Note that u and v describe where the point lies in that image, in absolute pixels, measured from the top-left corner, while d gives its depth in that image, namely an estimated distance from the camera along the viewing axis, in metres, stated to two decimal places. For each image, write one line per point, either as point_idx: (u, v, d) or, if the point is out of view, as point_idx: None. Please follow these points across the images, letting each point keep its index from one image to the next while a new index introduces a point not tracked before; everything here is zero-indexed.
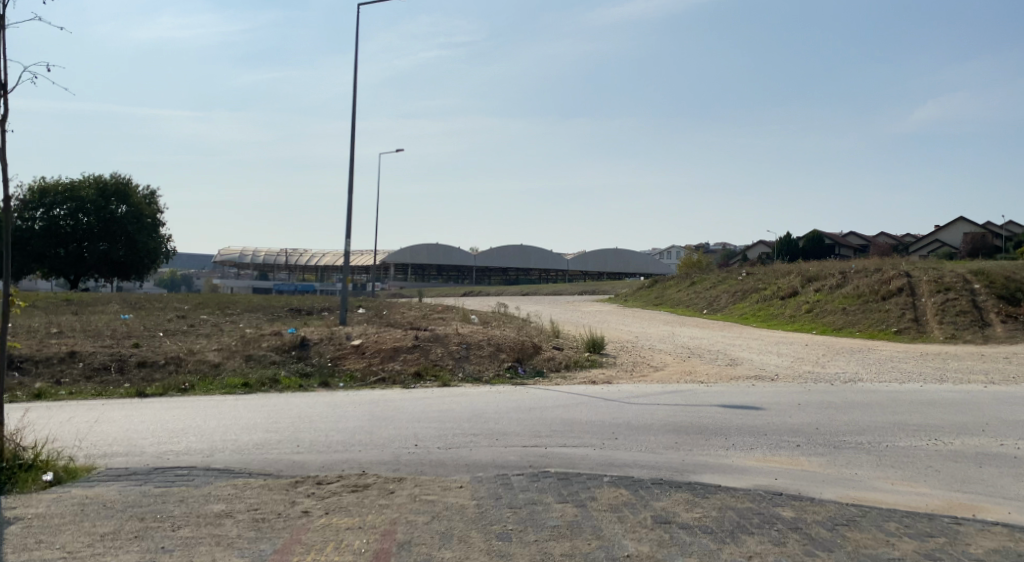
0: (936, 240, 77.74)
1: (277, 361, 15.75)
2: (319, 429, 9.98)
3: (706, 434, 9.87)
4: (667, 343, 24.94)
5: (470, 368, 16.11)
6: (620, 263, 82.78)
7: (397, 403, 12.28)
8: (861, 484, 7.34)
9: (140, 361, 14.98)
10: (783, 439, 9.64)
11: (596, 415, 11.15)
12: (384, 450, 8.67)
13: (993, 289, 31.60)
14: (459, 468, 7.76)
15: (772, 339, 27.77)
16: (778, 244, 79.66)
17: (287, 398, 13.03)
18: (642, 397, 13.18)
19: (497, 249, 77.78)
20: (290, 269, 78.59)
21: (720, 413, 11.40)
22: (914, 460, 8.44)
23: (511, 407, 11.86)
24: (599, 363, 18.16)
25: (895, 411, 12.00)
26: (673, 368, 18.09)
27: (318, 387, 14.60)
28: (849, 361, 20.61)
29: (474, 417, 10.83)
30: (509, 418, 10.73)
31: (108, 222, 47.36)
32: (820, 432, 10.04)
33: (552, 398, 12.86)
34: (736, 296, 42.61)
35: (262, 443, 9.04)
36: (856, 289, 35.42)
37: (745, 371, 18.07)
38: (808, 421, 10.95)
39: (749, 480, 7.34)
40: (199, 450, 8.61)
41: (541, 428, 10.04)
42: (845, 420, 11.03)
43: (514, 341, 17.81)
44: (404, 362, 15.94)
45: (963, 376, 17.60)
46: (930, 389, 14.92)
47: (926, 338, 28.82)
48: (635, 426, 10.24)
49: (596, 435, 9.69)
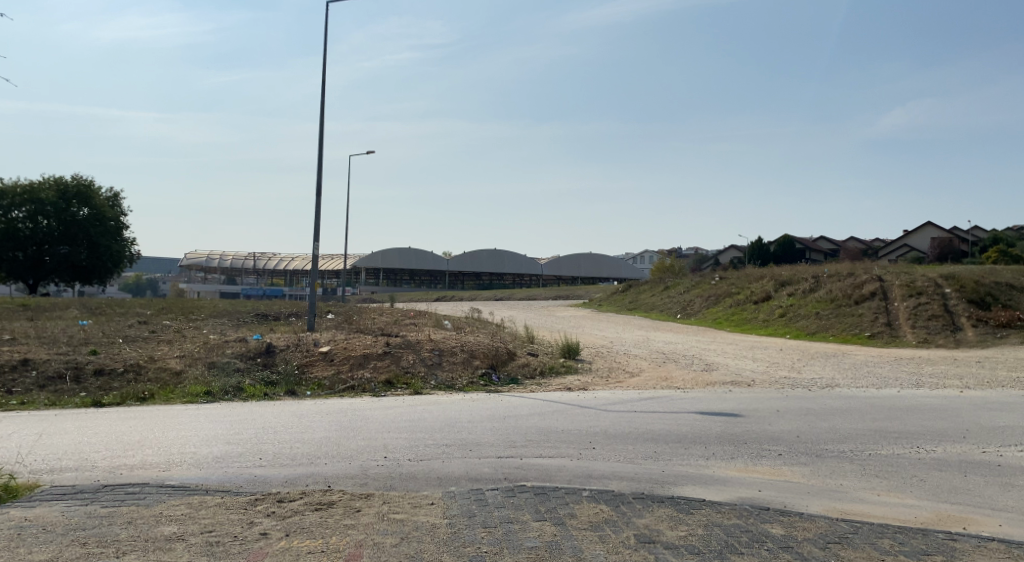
0: (905, 244, 78.63)
1: (242, 369, 15.30)
2: (284, 441, 9.59)
3: (686, 443, 9.60)
4: (642, 348, 24.77)
5: (442, 375, 15.75)
6: (593, 267, 82.77)
7: (367, 412, 11.91)
8: (848, 496, 7.11)
9: (97, 369, 14.48)
10: (764, 447, 9.40)
11: (572, 423, 10.86)
12: (351, 464, 8.30)
13: (964, 293, 31.82)
14: (430, 481, 7.42)
15: (747, 344, 27.69)
16: (750, 249, 80.10)
17: (252, 407, 12.60)
18: (618, 404, 12.92)
19: (470, 254, 77.41)
20: (259, 273, 77.73)
21: (698, 420, 11.16)
22: (901, 469, 8.23)
23: (484, 415, 11.53)
24: (574, 369, 17.90)
25: (875, 417, 11.83)
26: (649, 373, 17.86)
27: (285, 396, 14.18)
28: (824, 366, 20.55)
29: (445, 426, 10.49)
30: (482, 428, 10.40)
31: (68, 225, 46.47)
32: (801, 440, 9.82)
33: (527, 406, 12.55)
34: (709, 300, 42.59)
35: (223, 457, 8.64)
36: (829, 293, 35.50)
37: (722, 377, 17.88)
38: (789, 428, 10.73)
39: (732, 493, 7.08)
40: (154, 465, 8.20)
41: (515, 438, 9.72)
42: (826, 428, 10.82)
43: (487, 347, 17.48)
44: (374, 369, 15.56)
45: (939, 380, 17.55)
46: (908, 394, 14.81)
47: (898, 342, 28.89)
48: (612, 435, 9.96)
49: (573, 444, 9.38)
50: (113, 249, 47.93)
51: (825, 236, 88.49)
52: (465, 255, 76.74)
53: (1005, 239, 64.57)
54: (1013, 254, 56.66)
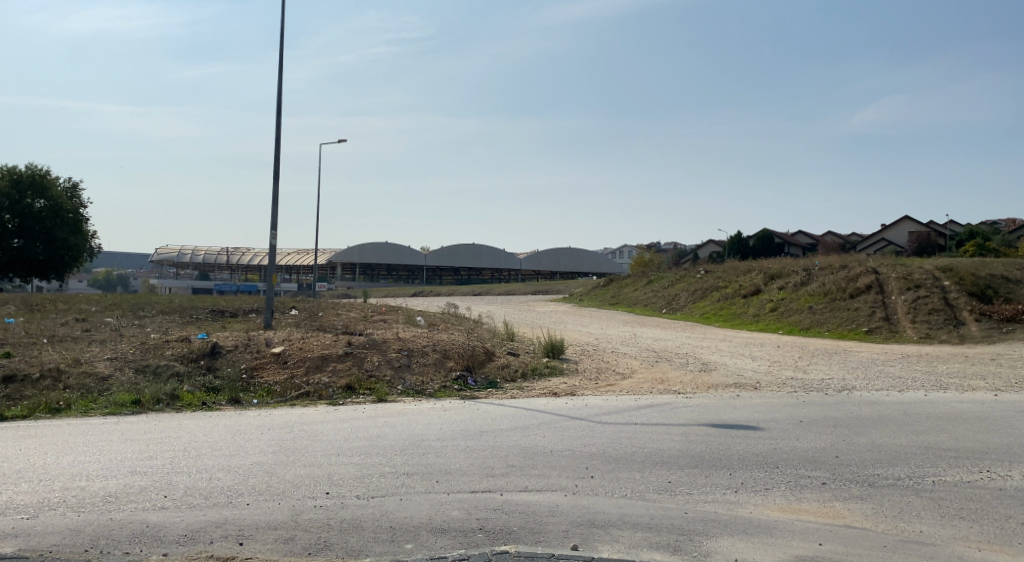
0: (883, 239, 77.61)
1: (180, 374, 13.30)
2: (206, 468, 7.64)
3: (705, 468, 7.79)
4: (631, 345, 23.00)
5: (412, 379, 13.88)
6: (574, 263, 81.01)
7: (316, 427, 9.97)
8: (939, 553, 5.43)
9: (7, 375, 12.37)
10: (802, 474, 7.61)
11: (562, 441, 8.98)
12: (278, 506, 6.41)
13: (964, 286, 30.31)
14: (382, 536, 5.58)
15: (742, 340, 26.00)
16: (730, 243, 78.89)
17: (184, 420, 10.66)
18: (615, 414, 11.04)
19: (448, 249, 74.83)
20: (233, 269, 75.33)
21: (713, 437, 9.31)
22: (984, 507, 6.53)
23: (457, 431, 9.61)
24: (560, 370, 16.07)
25: (915, 430, 10.07)
26: (642, 375, 16.02)
27: (227, 405, 12.21)
28: (831, 365, 18.86)
29: (407, 447, 8.57)
30: (452, 449, 8.49)
31: (23, 216, 43.88)
32: (844, 463, 8.03)
33: (508, 418, 10.67)
34: (696, 294, 40.88)
35: (116, 494, 6.68)
36: (822, 287, 33.90)
37: (723, 378, 16.09)
38: (822, 445, 8.95)
39: (786, 551, 5.38)
40: (18, 508, 6.23)
41: (493, 463, 7.84)
42: (864, 444, 9.04)
43: (463, 346, 15.60)
44: (333, 374, 13.63)
45: (961, 381, 15.93)
46: (938, 399, 13.16)
47: (899, 338, 27.37)
48: (612, 457, 8.11)
49: (566, 471, 7.52)
50: (71, 242, 45.38)
51: (802, 231, 87.47)
52: (443, 251, 74.71)
53: (983, 233, 63.73)
54: (988, 248, 56.01)
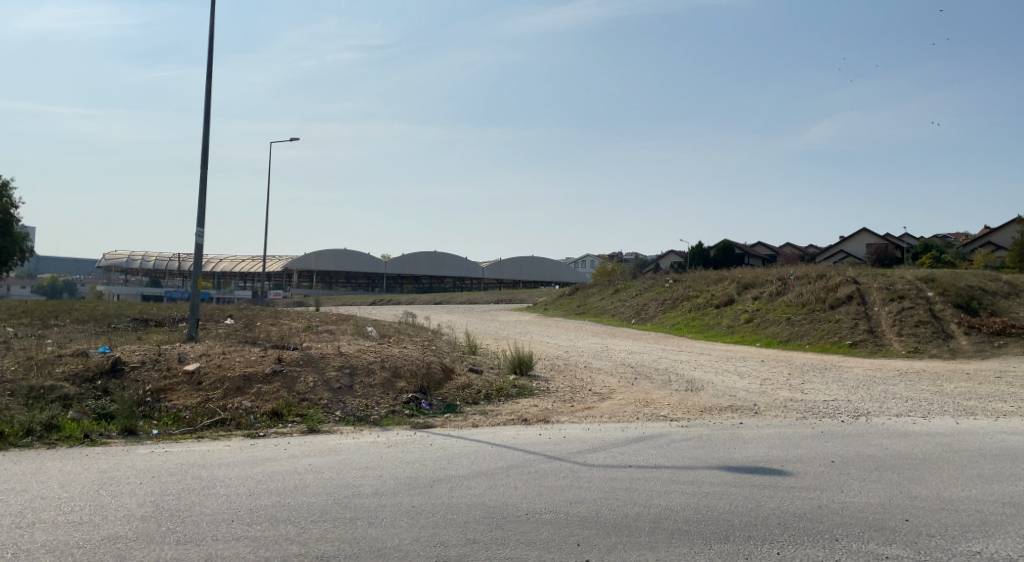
0: (841, 251, 77.04)
1: (67, 401, 10.88)
2: (27, 553, 5.33)
3: (740, 545, 5.66)
4: (604, 359, 20.89)
5: (352, 403, 11.55)
6: (537, 272, 79.17)
7: (219, 475, 7.60)
8: None
9: None
10: (874, 553, 5.55)
11: (541, 497, 6.76)
12: None
13: (949, 297, 28.70)
14: None
15: (721, 354, 24.08)
16: (691, 253, 77.71)
17: (48, 462, 8.25)
18: (601, 454, 8.80)
19: (409, 258, 72.43)
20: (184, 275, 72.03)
21: (734, 489, 7.16)
22: None
23: (401, 481, 7.29)
24: (529, 389, 13.86)
25: (979, 473, 7.98)
26: (623, 395, 13.87)
27: (117, 438, 9.85)
28: (828, 385, 16.85)
29: (331, 508, 6.31)
30: (393, 512, 6.24)
31: None
32: (922, 533, 5.95)
33: (466, 458, 8.37)
34: (666, 303, 39.05)
35: None
36: (800, 297, 32.10)
37: (715, 400, 13.94)
38: (878, 501, 6.83)
39: None
40: None
41: (446, 537, 5.64)
42: (930, 498, 6.95)
43: (416, 362, 13.29)
44: (257, 398, 11.27)
45: (983, 405, 14.01)
46: (976, 429, 11.14)
47: (886, 352, 25.63)
48: (613, 527, 5.94)
49: (546, 552, 5.41)
50: None
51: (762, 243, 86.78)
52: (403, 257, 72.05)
53: (942, 246, 63.24)
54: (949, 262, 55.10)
